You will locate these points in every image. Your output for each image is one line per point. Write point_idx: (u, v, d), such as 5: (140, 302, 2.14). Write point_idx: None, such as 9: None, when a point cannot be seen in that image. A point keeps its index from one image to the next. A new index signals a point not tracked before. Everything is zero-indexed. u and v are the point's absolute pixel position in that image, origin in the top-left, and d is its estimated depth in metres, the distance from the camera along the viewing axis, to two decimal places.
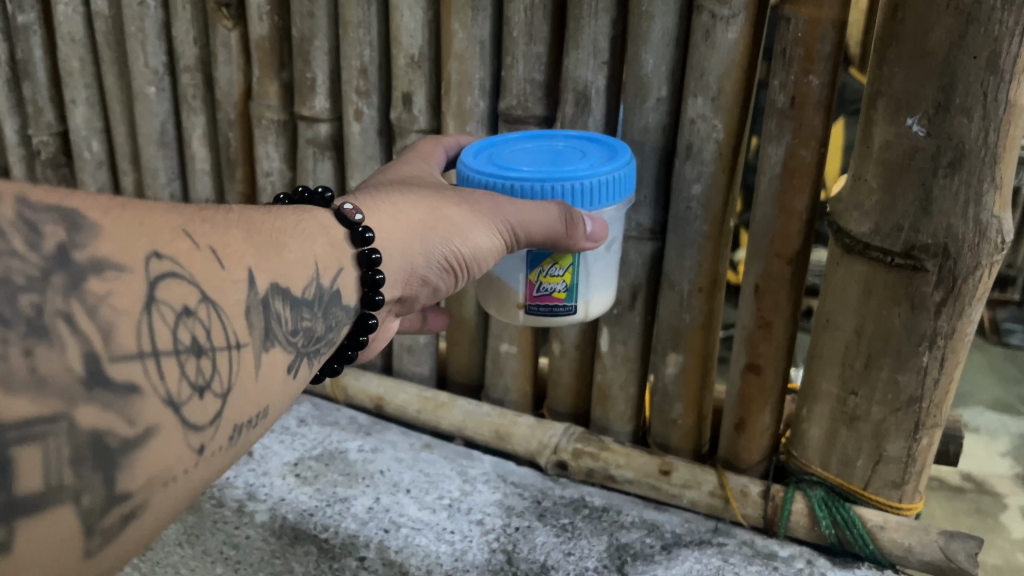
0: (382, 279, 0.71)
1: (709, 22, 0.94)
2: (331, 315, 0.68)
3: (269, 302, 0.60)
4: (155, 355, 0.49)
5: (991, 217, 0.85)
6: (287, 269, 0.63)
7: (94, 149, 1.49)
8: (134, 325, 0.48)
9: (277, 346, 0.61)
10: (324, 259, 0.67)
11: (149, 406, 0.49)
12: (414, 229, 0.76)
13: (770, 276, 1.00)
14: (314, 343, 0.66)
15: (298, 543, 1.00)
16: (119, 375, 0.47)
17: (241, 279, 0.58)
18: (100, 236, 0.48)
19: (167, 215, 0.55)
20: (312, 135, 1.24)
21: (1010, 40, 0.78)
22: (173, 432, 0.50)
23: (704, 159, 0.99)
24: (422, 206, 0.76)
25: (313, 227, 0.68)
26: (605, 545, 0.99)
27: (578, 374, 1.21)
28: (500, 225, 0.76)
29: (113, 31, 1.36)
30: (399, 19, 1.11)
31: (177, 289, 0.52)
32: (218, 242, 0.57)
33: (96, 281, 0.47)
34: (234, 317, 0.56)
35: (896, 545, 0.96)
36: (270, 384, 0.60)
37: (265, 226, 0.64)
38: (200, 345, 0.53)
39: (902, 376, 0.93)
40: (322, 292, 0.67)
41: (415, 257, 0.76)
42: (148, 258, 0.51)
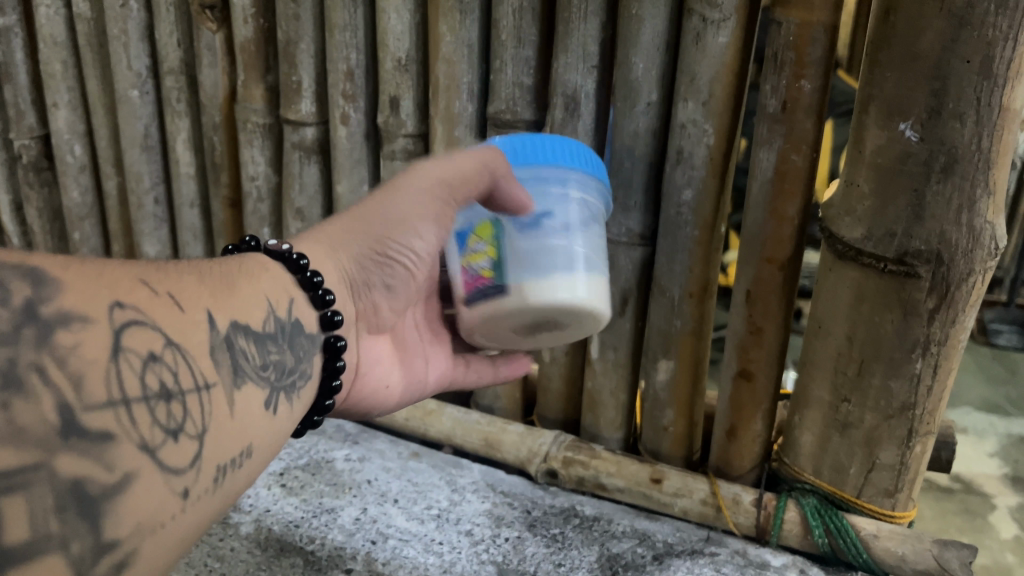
0: (332, 298, 0.72)
1: (699, 25, 0.93)
2: (297, 344, 0.69)
3: (232, 340, 0.60)
4: (126, 404, 0.48)
5: (985, 223, 0.84)
6: (241, 308, 0.63)
7: (76, 153, 1.46)
8: (103, 373, 0.47)
9: (248, 383, 0.61)
10: (273, 292, 0.68)
11: (125, 452, 0.47)
12: (347, 246, 0.78)
13: (761, 282, 0.99)
14: (287, 376, 0.67)
15: (283, 555, 0.98)
16: (94, 424, 0.46)
17: (201, 321, 0.57)
18: (65, 290, 0.47)
19: (123, 265, 0.54)
20: (298, 139, 1.22)
21: (1003, 44, 0.77)
22: (153, 478, 0.49)
23: (695, 163, 0.98)
24: (343, 223, 0.80)
25: (253, 265, 0.69)
26: (596, 556, 0.97)
27: (568, 381, 1.19)
28: (428, 192, 0.77)
29: (96, 33, 1.34)
30: (386, 22, 1.09)
31: (142, 336, 0.51)
32: (174, 287, 0.57)
33: (64, 333, 0.46)
34: (199, 358, 0.56)
35: (889, 553, 0.96)
36: (246, 420, 0.60)
37: (213, 271, 0.64)
38: (169, 389, 0.52)
39: (895, 383, 0.92)
40: (282, 324, 0.67)
41: (351, 263, 0.78)
42: (111, 309, 0.50)
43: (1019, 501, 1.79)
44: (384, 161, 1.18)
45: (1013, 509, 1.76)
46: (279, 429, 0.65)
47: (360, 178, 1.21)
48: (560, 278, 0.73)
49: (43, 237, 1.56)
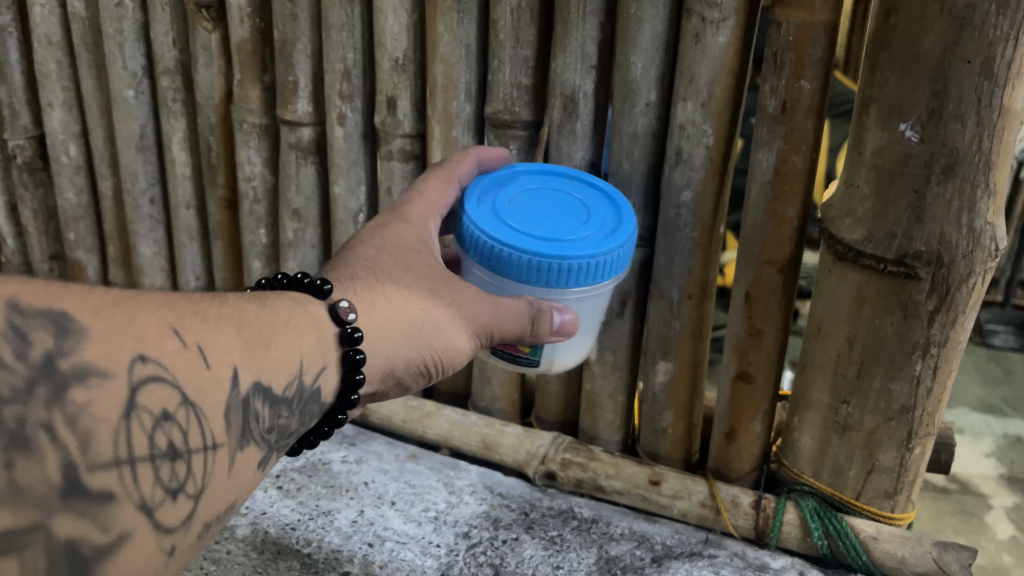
0: (361, 381, 0.69)
1: (698, 25, 0.92)
2: (308, 412, 0.67)
3: (249, 401, 0.60)
4: (132, 462, 0.52)
5: (985, 224, 0.84)
6: (271, 367, 0.62)
7: (71, 154, 1.46)
8: (113, 432, 0.51)
9: (252, 444, 0.61)
10: (310, 357, 0.66)
11: (124, 511, 0.51)
12: (403, 330, 0.74)
13: (760, 283, 0.98)
14: (286, 439, 0.66)
15: (280, 558, 0.97)
16: (95, 483, 0.50)
17: (225, 378, 0.58)
18: (87, 342, 0.50)
19: (159, 311, 0.55)
20: (295, 140, 1.22)
21: (1004, 45, 0.77)
22: (145, 535, 0.53)
23: (693, 165, 0.98)
24: (414, 305, 0.75)
25: (304, 323, 0.66)
26: (594, 558, 0.97)
27: (566, 382, 1.19)
28: (478, 329, 0.77)
29: (91, 33, 1.33)
30: (383, 22, 1.08)
31: (158, 394, 0.53)
32: (207, 339, 0.58)
33: (79, 391, 0.49)
34: (213, 419, 0.57)
35: (889, 556, 0.95)
36: (243, 479, 0.61)
37: (255, 321, 0.63)
38: (176, 448, 0.54)
39: (895, 385, 0.91)
40: (302, 390, 0.65)
41: (396, 354, 0.74)
42: (135, 362, 0.52)
43: (1015, 502, 1.79)
44: (381, 162, 1.18)
45: (1009, 510, 1.76)
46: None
47: (357, 179, 1.20)
48: (570, 357, 0.85)
49: (37, 238, 1.55)
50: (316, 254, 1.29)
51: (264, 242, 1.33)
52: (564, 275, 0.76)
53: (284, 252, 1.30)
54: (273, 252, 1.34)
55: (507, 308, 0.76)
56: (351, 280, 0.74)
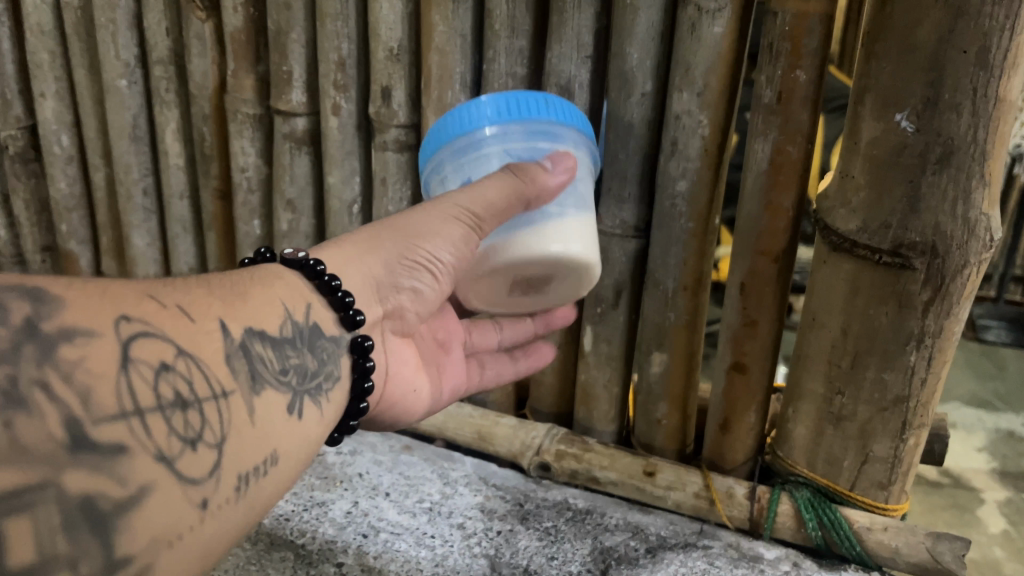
0: (351, 299, 0.71)
1: (695, 15, 0.92)
2: (318, 348, 0.68)
3: (248, 346, 0.60)
4: (140, 414, 0.49)
5: (979, 215, 0.83)
6: (256, 314, 0.63)
7: (64, 144, 1.44)
8: (113, 386, 0.48)
9: (269, 388, 0.61)
10: (290, 299, 0.67)
11: (140, 463, 0.48)
12: (373, 246, 0.76)
13: (755, 275, 0.98)
14: (311, 379, 0.66)
15: (274, 549, 0.97)
16: (104, 436, 0.47)
17: (214, 329, 0.58)
18: (65, 308, 0.49)
19: (130, 283, 0.55)
20: (289, 130, 1.21)
21: (1000, 35, 0.77)
22: (169, 487, 0.50)
23: (689, 155, 0.98)
24: (376, 228, 0.77)
25: (266, 274, 0.68)
26: (589, 549, 0.97)
27: (561, 373, 1.19)
28: (450, 210, 0.74)
29: (84, 22, 1.32)
30: (378, 12, 1.08)
31: (150, 346, 0.52)
32: (183, 299, 0.58)
33: (68, 348, 0.47)
34: (215, 367, 0.56)
35: (883, 546, 0.96)
36: (269, 427, 0.60)
37: (221, 282, 0.64)
38: (184, 398, 0.53)
39: (889, 375, 0.91)
40: (300, 329, 0.66)
41: (373, 270, 0.76)
42: (118, 322, 0.51)
43: (1006, 495, 1.80)
44: (375, 152, 1.17)
45: (1001, 504, 1.77)
46: (307, 434, 0.64)
47: (352, 169, 1.20)
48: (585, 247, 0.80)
49: (29, 229, 1.54)
50: (309, 244, 1.29)
51: (257, 233, 1.32)
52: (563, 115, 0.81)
53: (278, 243, 1.29)
54: (266, 243, 1.33)
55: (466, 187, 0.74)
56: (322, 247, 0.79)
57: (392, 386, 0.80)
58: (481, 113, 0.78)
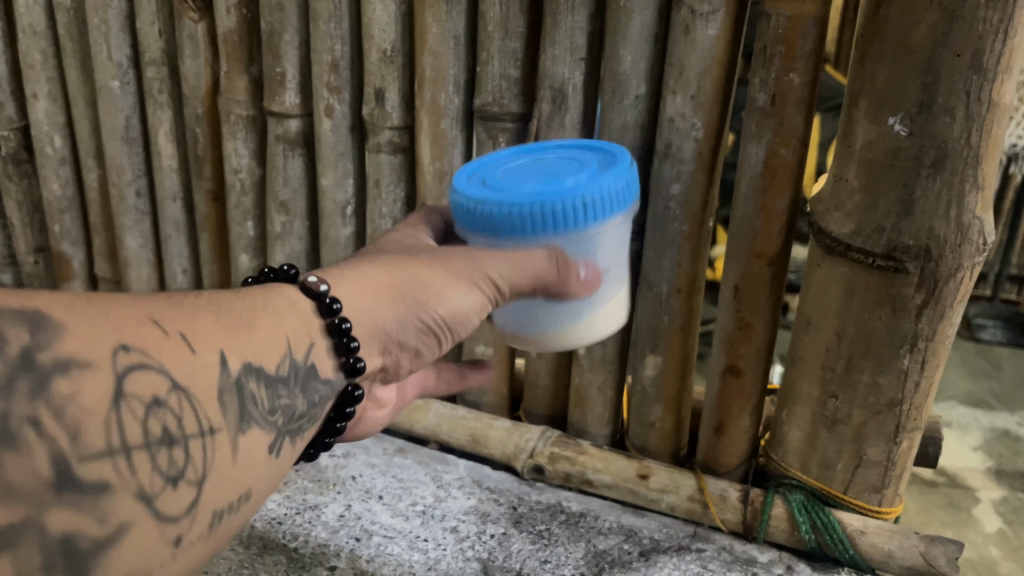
0: (357, 344, 0.67)
1: (688, 17, 0.92)
2: (310, 389, 0.65)
3: (243, 383, 0.58)
4: (125, 451, 0.49)
5: (972, 218, 0.83)
6: (258, 348, 0.60)
7: (56, 145, 1.44)
8: (103, 423, 0.48)
9: (255, 426, 0.59)
10: (295, 335, 0.64)
11: (121, 502, 0.49)
12: (388, 294, 0.70)
13: (749, 277, 0.98)
14: (295, 421, 0.64)
15: (266, 552, 0.97)
16: (89, 474, 0.47)
17: (213, 363, 0.56)
18: (66, 335, 0.48)
19: (135, 304, 0.53)
20: (282, 131, 1.21)
21: (994, 38, 0.76)
22: (148, 526, 0.50)
23: (683, 158, 0.97)
24: (392, 269, 0.71)
25: (279, 304, 0.65)
26: (582, 552, 0.97)
27: (555, 376, 1.18)
28: (479, 279, 0.71)
29: (76, 23, 1.32)
30: (371, 13, 1.07)
31: (145, 381, 0.51)
32: (188, 326, 0.55)
33: (62, 381, 0.47)
34: (207, 403, 0.55)
35: (876, 550, 0.95)
36: (250, 466, 0.59)
37: (231, 305, 0.61)
38: (171, 435, 0.52)
39: (883, 379, 0.91)
40: (296, 368, 0.64)
41: (385, 322, 0.70)
42: (116, 352, 0.50)
43: (1002, 495, 1.80)
44: (369, 154, 1.17)
45: (996, 503, 1.77)
46: (280, 471, 0.63)
47: (345, 171, 1.19)
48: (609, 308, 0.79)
49: (22, 230, 1.53)
50: (303, 246, 1.29)
51: (251, 235, 1.32)
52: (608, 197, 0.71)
53: (272, 244, 1.29)
54: (260, 244, 1.33)
55: (508, 253, 0.71)
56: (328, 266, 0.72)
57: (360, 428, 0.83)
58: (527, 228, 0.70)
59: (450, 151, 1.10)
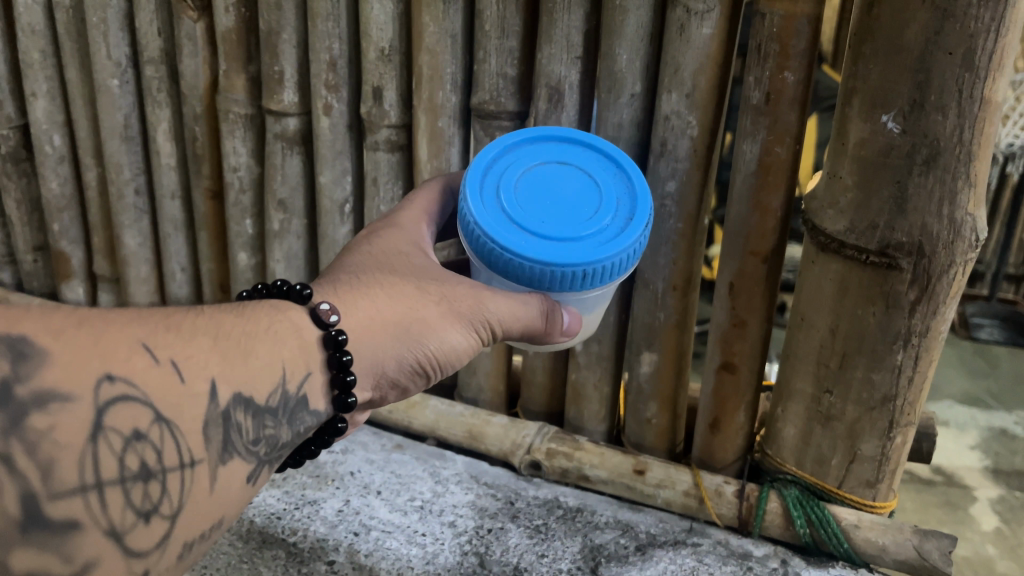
0: (352, 380, 0.66)
1: (683, 16, 0.93)
2: (297, 421, 0.65)
3: (229, 415, 0.59)
4: (98, 487, 0.50)
5: (965, 215, 0.84)
6: (252, 377, 0.60)
7: (55, 144, 1.44)
8: (77, 458, 0.49)
9: (236, 458, 0.60)
10: (293, 364, 0.64)
11: (91, 539, 0.50)
12: (391, 330, 0.70)
13: (744, 274, 0.99)
14: (277, 450, 0.65)
15: (266, 547, 0.97)
16: (57, 512, 0.48)
17: (201, 393, 0.56)
18: (49, 366, 0.49)
19: (128, 328, 0.54)
20: (280, 130, 1.21)
21: (985, 36, 0.77)
22: (115, 561, 0.51)
23: (678, 156, 0.98)
24: (397, 304, 0.71)
25: (287, 332, 0.64)
26: (579, 547, 0.98)
27: (552, 373, 1.19)
28: (477, 323, 0.72)
29: (75, 22, 1.32)
30: (369, 12, 1.08)
31: (127, 413, 0.52)
32: (181, 353, 0.56)
33: (38, 416, 0.48)
34: (190, 434, 0.56)
35: (870, 544, 0.96)
36: (227, 497, 0.59)
37: (233, 330, 0.61)
38: (149, 468, 0.53)
39: (877, 375, 0.92)
40: (287, 399, 0.64)
41: (383, 357, 0.70)
42: (100, 382, 0.51)
43: (998, 493, 1.81)
44: (366, 152, 1.18)
45: (993, 502, 1.78)
46: None
47: (343, 169, 1.20)
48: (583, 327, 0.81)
49: (21, 229, 1.54)
50: (301, 244, 1.29)
51: (250, 233, 1.33)
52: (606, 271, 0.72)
53: (270, 243, 1.29)
54: (258, 242, 1.33)
55: (509, 299, 0.72)
56: (333, 285, 0.71)
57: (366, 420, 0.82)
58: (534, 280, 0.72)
59: (447, 150, 1.11)
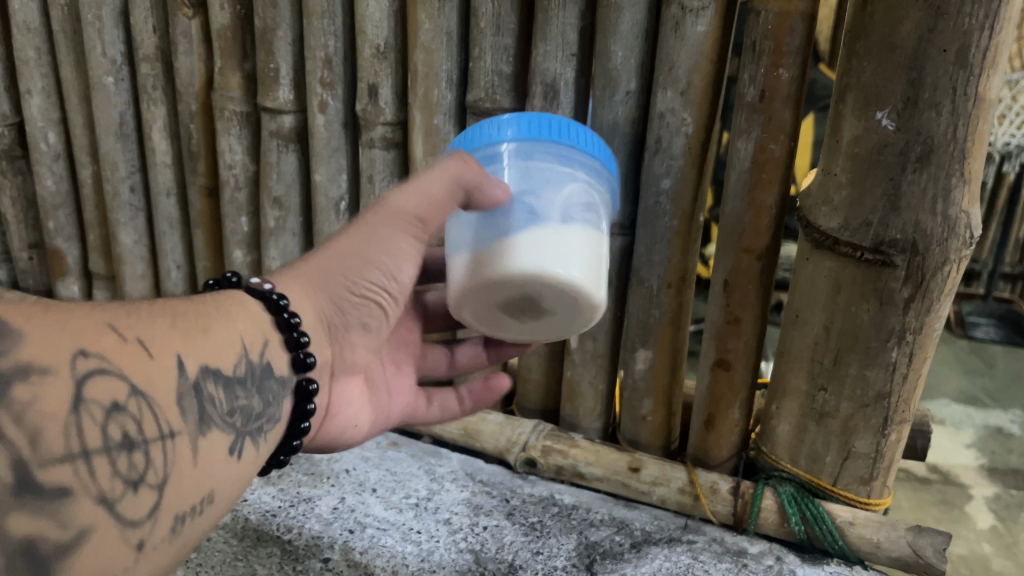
0: (304, 336, 0.70)
1: (678, 13, 0.93)
2: (266, 389, 0.67)
3: (200, 386, 0.59)
4: (86, 456, 0.49)
5: (959, 213, 0.84)
6: (214, 351, 0.62)
7: (50, 142, 1.44)
8: (62, 427, 0.48)
9: (215, 429, 0.60)
10: (248, 334, 0.66)
11: (81, 507, 0.48)
12: (322, 279, 0.74)
13: (739, 271, 0.99)
14: (255, 421, 0.65)
15: (260, 545, 0.97)
16: (48, 480, 0.46)
17: (171, 366, 0.57)
18: (25, 341, 0.47)
19: (91, 311, 0.54)
20: (276, 127, 1.21)
21: (979, 33, 0.78)
22: (109, 531, 0.50)
23: (673, 153, 0.98)
24: (321, 261, 0.75)
25: (232, 305, 0.67)
26: (574, 544, 0.98)
27: (547, 371, 1.19)
28: (394, 226, 0.74)
29: (70, 19, 1.32)
30: (364, 8, 1.08)
31: (105, 385, 0.51)
32: (144, 331, 0.56)
33: (21, 387, 0.46)
34: (167, 406, 0.55)
35: (864, 541, 0.97)
36: (210, 469, 0.59)
37: (185, 310, 0.62)
38: (132, 439, 0.52)
39: (871, 372, 0.92)
40: (253, 367, 0.66)
41: (326, 304, 0.74)
42: (75, 357, 0.50)
43: (994, 491, 1.81)
44: (362, 150, 1.18)
45: (988, 500, 1.78)
46: (246, 474, 0.64)
47: (339, 166, 1.20)
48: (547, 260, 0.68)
49: (16, 227, 1.54)
50: (297, 242, 1.29)
51: (245, 230, 1.32)
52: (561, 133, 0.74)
53: (265, 240, 1.29)
54: (254, 240, 1.33)
55: (411, 189, 0.73)
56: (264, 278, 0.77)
57: (329, 426, 0.79)
58: (501, 131, 0.74)
59: (442, 147, 1.11)
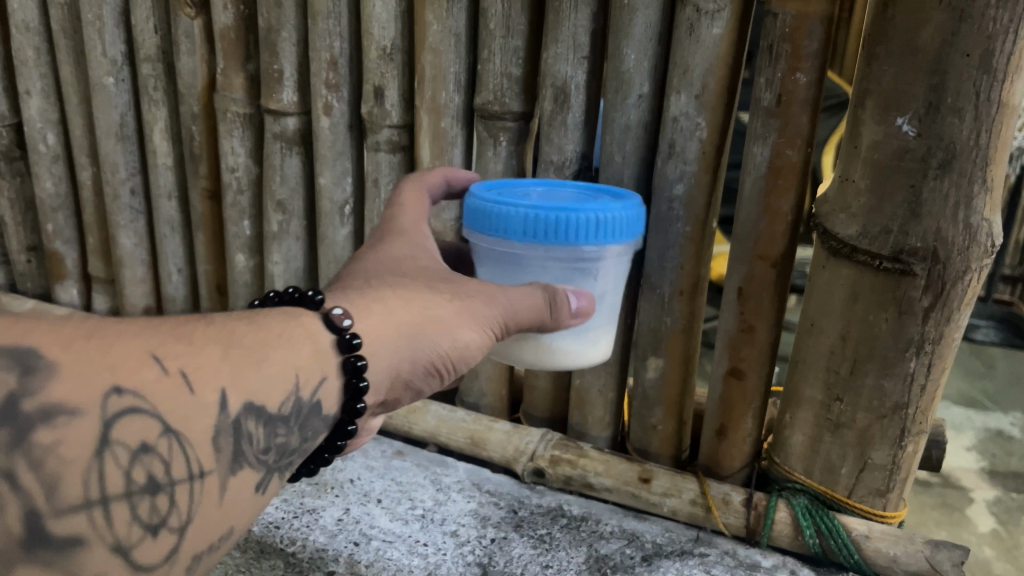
0: (365, 386, 0.65)
1: (693, 16, 0.91)
2: (309, 426, 0.63)
3: (241, 423, 0.56)
4: (104, 503, 0.47)
5: (981, 220, 0.83)
6: (264, 386, 0.57)
7: (49, 143, 1.42)
8: (82, 473, 0.46)
9: (246, 468, 0.57)
10: (307, 370, 0.61)
11: (93, 554, 0.47)
12: (407, 330, 0.68)
13: (753, 279, 0.97)
14: (286, 457, 0.62)
15: (264, 557, 0.95)
16: (61, 530, 0.45)
17: (212, 404, 0.53)
18: (55, 378, 0.46)
19: (138, 337, 0.51)
20: (279, 129, 1.19)
21: (1003, 38, 0.75)
22: None
23: (687, 158, 0.96)
24: (414, 305, 0.69)
25: (297, 333, 0.62)
26: (584, 557, 0.96)
27: (555, 378, 1.17)
28: (491, 322, 0.72)
29: (70, 19, 1.30)
30: (371, 10, 1.06)
31: (136, 426, 0.48)
32: (192, 363, 0.52)
33: (44, 432, 0.45)
34: (199, 445, 0.53)
35: (881, 554, 0.94)
36: (235, 506, 0.57)
37: (246, 337, 0.58)
38: (157, 482, 0.50)
39: (889, 382, 0.90)
40: (301, 406, 0.61)
41: (403, 359, 0.68)
42: (108, 397, 0.47)
43: (995, 495, 1.79)
44: (368, 152, 1.16)
45: (990, 504, 1.76)
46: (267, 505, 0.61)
47: (343, 170, 1.18)
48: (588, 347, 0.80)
49: (14, 229, 1.52)
50: (300, 246, 1.27)
51: (247, 234, 1.30)
52: (581, 230, 0.71)
53: (268, 244, 1.27)
54: (256, 243, 1.31)
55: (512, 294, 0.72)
56: (344, 291, 0.69)
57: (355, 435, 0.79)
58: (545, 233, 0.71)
59: (450, 150, 1.09)
